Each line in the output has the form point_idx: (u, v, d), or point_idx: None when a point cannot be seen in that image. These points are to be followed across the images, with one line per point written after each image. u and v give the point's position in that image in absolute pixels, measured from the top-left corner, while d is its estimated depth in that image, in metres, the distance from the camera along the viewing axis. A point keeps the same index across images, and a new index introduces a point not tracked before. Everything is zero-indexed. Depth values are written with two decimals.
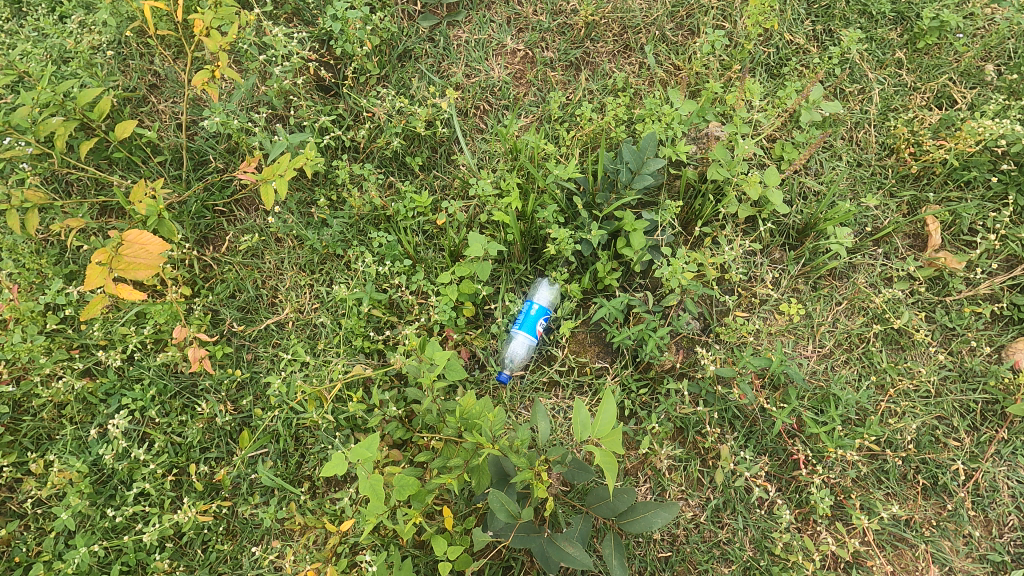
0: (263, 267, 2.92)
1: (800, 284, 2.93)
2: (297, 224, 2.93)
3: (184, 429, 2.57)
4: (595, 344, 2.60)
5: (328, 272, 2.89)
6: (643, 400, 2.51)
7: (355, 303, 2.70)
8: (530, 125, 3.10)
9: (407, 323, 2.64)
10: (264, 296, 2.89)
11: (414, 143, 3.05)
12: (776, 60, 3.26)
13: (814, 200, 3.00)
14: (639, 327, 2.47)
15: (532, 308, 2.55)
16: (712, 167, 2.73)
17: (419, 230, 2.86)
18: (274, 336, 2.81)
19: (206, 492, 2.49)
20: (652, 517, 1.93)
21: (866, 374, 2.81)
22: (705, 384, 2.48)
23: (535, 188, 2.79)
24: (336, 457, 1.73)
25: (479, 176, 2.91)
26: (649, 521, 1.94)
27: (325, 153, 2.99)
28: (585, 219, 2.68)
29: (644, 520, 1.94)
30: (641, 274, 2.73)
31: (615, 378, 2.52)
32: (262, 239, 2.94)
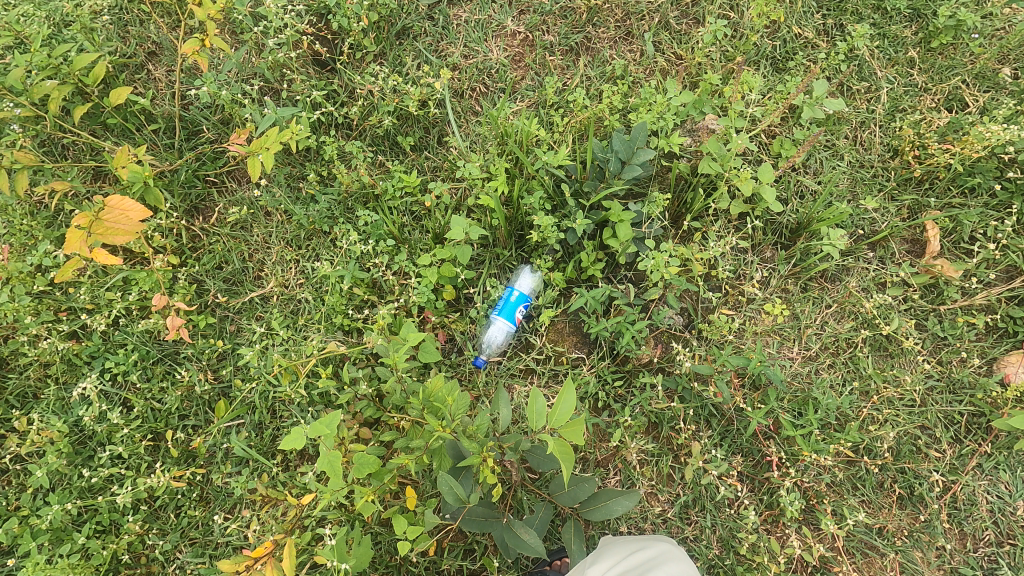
0: (250, 239, 2.93)
1: (790, 285, 2.88)
2: (286, 198, 2.93)
3: (163, 396, 2.60)
4: (573, 334, 2.58)
5: (314, 248, 2.89)
6: (618, 392, 2.49)
7: (338, 281, 2.70)
8: (525, 110, 3.06)
9: (387, 303, 2.64)
10: (250, 269, 2.90)
11: (407, 122, 3.02)
12: (783, 54, 3.17)
13: (810, 199, 2.93)
14: (618, 319, 2.45)
15: (512, 295, 2.54)
16: (705, 161, 2.68)
17: (406, 211, 2.86)
18: (258, 309, 2.83)
19: (182, 459, 2.53)
20: (612, 506, 1.95)
21: (851, 379, 2.76)
22: (682, 380, 2.46)
23: (524, 173, 2.76)
24: (295, 433, 1.71)
25: (469, 158, 2.88)
26: (609, 509, 1.96)
27: (317, 128, 2.98)
28: (572, 207, 2.65)
29: (605, 508, 1.96)
30: (626, 266, 2.70)
31: (591, 370, 2.50)
32: (250, 212, 2.95)
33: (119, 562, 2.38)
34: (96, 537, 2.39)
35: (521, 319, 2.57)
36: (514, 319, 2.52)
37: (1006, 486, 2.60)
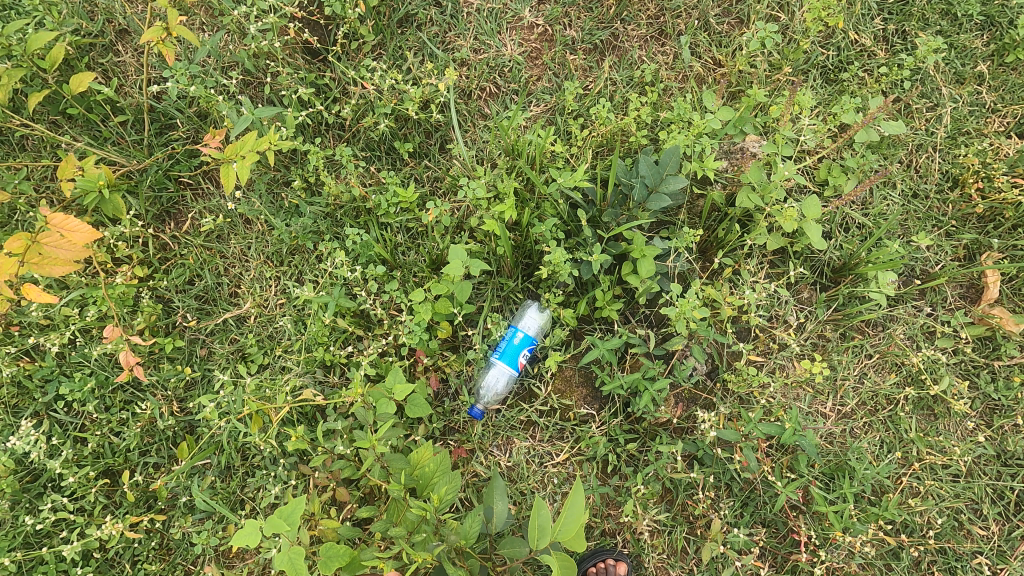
0: (226, 253, 2.63)
1: (828, 331, 2.56)
2: (268, 209, 2.61)
3: (122, 430, 2.33)
4: (583, 385, 2.27)
5: (297, 266, 2.58)
6: (630, 454, 2.21)
7: (321, 308, 2.40)
8: (539, 116, 2.70)
9: (375, 337, 2.34)
10: (224, 286, 2.60)
11: (406, 125, 2.67)
12: (837, 63, 2.78)
13: (857, 235, 2.59)
14: (636, 375, 2.14)
15: (515, 337, 2.24)
16: (743, 191, 2.34)
17: (401, 229, 2.54)
18: (232, 332, 2.54)
19: (141, 501, 2.28)
20: None
21: (890, 442, 2.47)
22: (704, 444, 2.18)
23: (535, 194, 2.43)
24: (249, 526, 1.46)
25: (474, 173, 2.54)
26: None
27: (304, 129, 2.64)
28: (588, 237, 2.32)
29: None
30: (646, 306, 2.39)
31: (601, 427, 2.21)
32: (227, 221, 2.63)
33: None
34: None
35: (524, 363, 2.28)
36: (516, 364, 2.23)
37: None
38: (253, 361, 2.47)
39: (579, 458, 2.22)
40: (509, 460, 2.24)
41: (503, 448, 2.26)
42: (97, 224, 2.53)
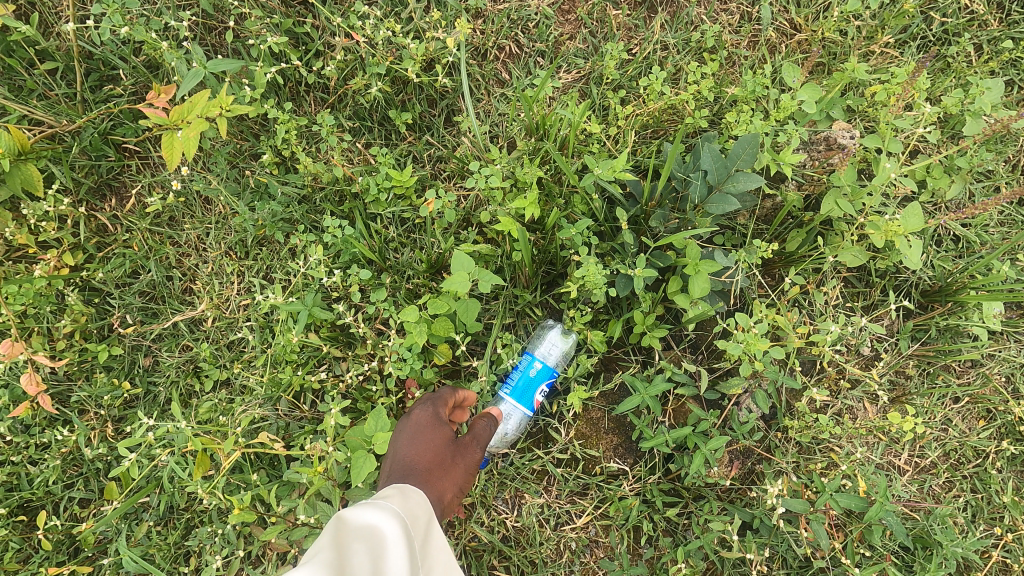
0: (178, 241, 2.14)
1: (909, 368, 2.10)
2: (230, 188, 2.11)
3: (42, 458, 1.89)
4: (613, 432, 1.81)
5: (265, 261, 2.10)
6: (668, 520, 1.78)
7: (290, 317, 1.93)
8: (570, 86, 2.17)
9: (356, 358, 1.88)
10: (176, 281, 2.12)
11: (404, 90, 2.15)
12: (942, 34, 2.23)
13: (954, 251, 2.10)
14: (684, 428, 1.68)
15: (531, 369, 1.78)
16: (829, 194, 1.86)
17: (394, 222, 2.05)
18: (184, 338, 2.08)
19: (64, 545, 1.86)
20: None
21: (976, 507, 2.04)
22: (762, 514, 1.74)
23: (564, 186, 1.93)
24: None
25: (487, 155, 2.04)
26: None
27: (277, 89, 2.11)
28: (629, 245, 1.84)
29: None
30: (695, 333, 1.92)
31: (634, 486, 1.77)
32: (180, 201, 2.13)
33: None
34: None
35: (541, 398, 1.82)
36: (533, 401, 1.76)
37: None
38: (208, 376, 2.01)
39: (605, 522, 1.78)
40: (518, 519, 1.81)
41: (511, 503, 1.83)
42: (15, 199, 2.03)
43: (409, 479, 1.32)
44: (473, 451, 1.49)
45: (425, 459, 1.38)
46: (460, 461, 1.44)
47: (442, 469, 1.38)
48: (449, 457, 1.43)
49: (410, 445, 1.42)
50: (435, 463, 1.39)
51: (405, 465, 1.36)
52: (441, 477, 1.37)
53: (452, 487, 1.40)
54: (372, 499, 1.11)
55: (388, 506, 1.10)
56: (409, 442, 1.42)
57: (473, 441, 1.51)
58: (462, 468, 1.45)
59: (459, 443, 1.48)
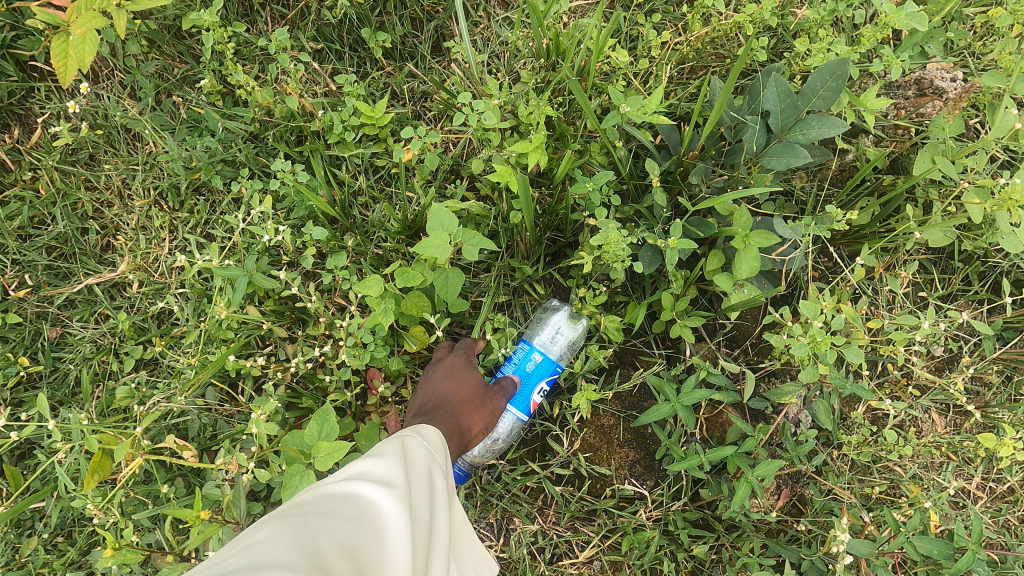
0: (97, 184, 1.73)
1: (992, 375, 1.70)
2: (161, 120, 1.69)
3: None
4: (629, 444, 1.44)
5: (202, 213, 1.68)
6: (693, 559, 1.40)
7: (227, 284, 1.52)
8: (590, 8, 1.72)
9: (308, 339, 1.49)
10: (92, 235, 1.71)
11: (382, 5, 1.70)
12: None
13: None
14: (725, 448, 1.29)
15: (526, 365, 1.40)
16: (924, 149, 1.44)
17: (362, 170, 1.63)
18: (100, 306, 1.68)
19: None
20: None
21: None
22: (814, 557, 1.37)
23: (580, 130, 1.51)
24: None
25: (484, 89, 1.61)
26: None
27: None
28: (660, 208, 1.43)
29: None
30: (736, 323, 1.52)
31: (653, 514, 1.40)
32: (99, 134, 1.71)
33: None
34: None
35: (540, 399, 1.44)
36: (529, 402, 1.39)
37: None
38: (128, 354, 1.62)
39: (613, 557, 1.42)
40: (504, 549, 1.44)
41: (497, 527, 1.46)
42: None
43: (437, 413, 1.23)
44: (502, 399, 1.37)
45: (454, 397, 1.29)
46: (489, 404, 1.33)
47: (470, 408, 1.29)
48: (481, 400, 1.32)
49: (440, 387, 1.33)
50: (465, 406, 1.29)
51: (435, 405, 1.26)
52: (468, 415, 1.27)
53: (478, 430, 1.30)
54: (426, 443, 1.05)
55: (432, 445, 1.06)
56: (439, 384, 1.33)
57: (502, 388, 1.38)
58: (492, 412, 1.33)
59: (490, 388, 1.37)
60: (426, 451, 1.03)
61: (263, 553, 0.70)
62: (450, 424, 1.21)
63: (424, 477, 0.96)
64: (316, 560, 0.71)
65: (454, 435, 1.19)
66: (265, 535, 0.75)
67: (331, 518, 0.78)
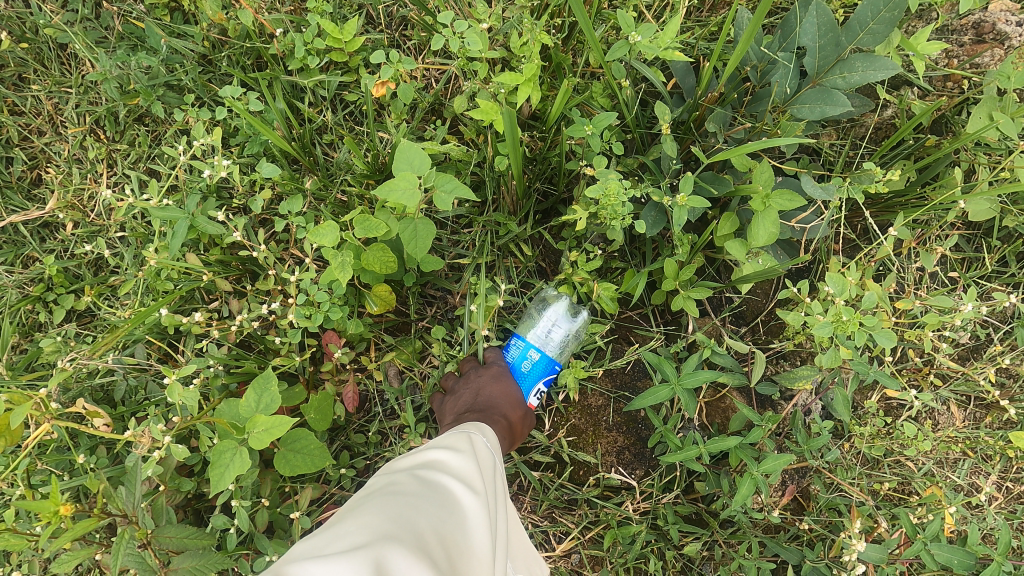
0: (23, 107, 1.50)
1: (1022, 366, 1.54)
2: (96, 35, 1.45)
3: None
4: (617, 427, 1.28)
5: (143, 146, 1.46)
6: (682, 556, 1.26)
7: (165, 229, 1.32)
8: None
9: (257, 295, 1.30)
10: (18, 166, 1.49)
11: None
12: None
13: None
14: (729, 439, 1.12)
15: (522, 364, 1.19)
16: (979, 105, 1.22)
17: (328, 104, 1.41)
18: (27, 248, 1.47)
19: None
20: None
21: None
22: (816, 560, 1.22)
23: (579, 65, 1.30)
24: None
25: (470, 12, 1.38)
26: None
27: None
28: (670, 159, 1.23)
29: None
30: (747, 299, 1.35)
31: (640, 507, 1.25)
32: (26, 49, 1.48)
33: None
34: None
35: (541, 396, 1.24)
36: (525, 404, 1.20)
37: None
38: (56, 303, 1.43)
39: (594, 552, 1.27)
40: None
41: None
42: None
43: (493, 413, 1.09)
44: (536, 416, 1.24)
45: (507, 399, 1.15)
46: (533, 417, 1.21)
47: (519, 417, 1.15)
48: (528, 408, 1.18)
49: (490, 389, 1.15)
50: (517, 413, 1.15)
51: (486, 405, 1.11)
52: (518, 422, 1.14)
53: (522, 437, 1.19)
54: (488, 435, 0.98)
55: (495, 445, 0.97)
56: (486, 383, 1.17)
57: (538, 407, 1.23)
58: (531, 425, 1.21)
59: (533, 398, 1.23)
60: (491, 443, 0.96)
61: (368, 532, 0.65)
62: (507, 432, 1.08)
63: (495, 471, 0.89)
64: (419, 544, 0.65)
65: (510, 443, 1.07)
66: (362, 514, 0.70)
67: (423, 503, 0.72)
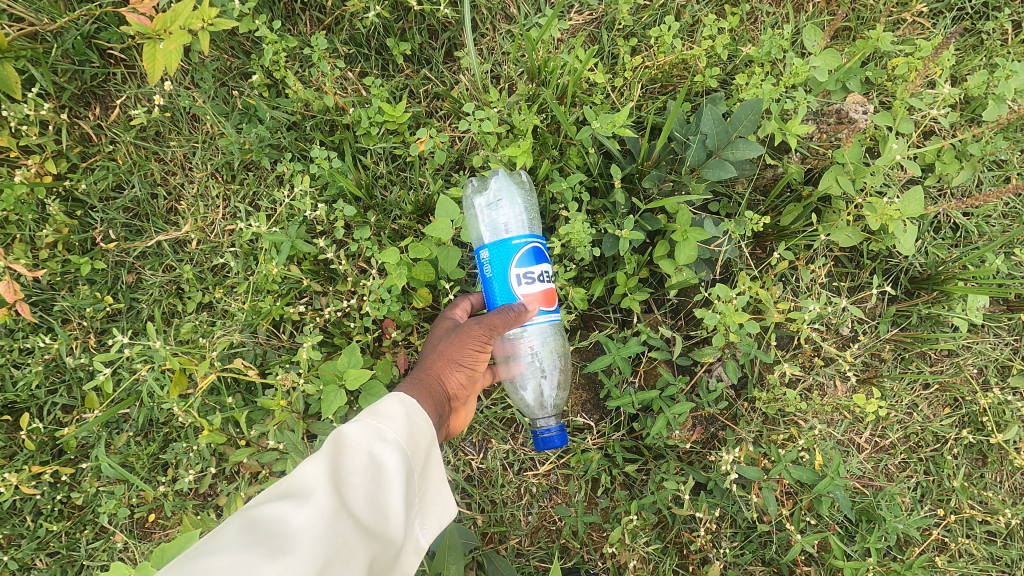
0: (163, 157, 2.09)
1: (885, 351, 2.12)
2: (218, 107, 2.03)
3: (25, 362, 1.93)
4: (583, 386, 1.86)
5: (251, 187, 2.04)
6: (626, 475, 1.86)
7: (272, 248, 1.90)
8: (580, 28, 2.04)
9: (336, 294, 1.89)
10: (161, 200, 2.09)
11: (405, 18, 2.03)
12: (979, 7, 2.11)
13: (949, 238, 2.08)
14: (651, 392, 1.75)
15: (490, 261, 1.55)
16: (831, 170, 1.80)
17: (384, 158, 2.00)
18: (167, 258, 2.06)
19: (48, 447, 1.92)
20: None
21: (927, 488, 2.11)
22: (718, 478, 1.81)
23: (560, 138, 1.88)
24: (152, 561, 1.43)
25: (485, 96, 1.96)
26: None
27: (269, 4, 1.98)
28: (620, 204, 1.81)
29: None
30: (677, 299, 1.92)
31: (597, 441, 1.84)
32: (167, 116, 2.06)
33: None
34: None
35: (543, 269, 1.56)
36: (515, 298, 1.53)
37: None
38: (189, 299, 2.01)
39: (565, 472, 1.86)
40: (482, 462, 1.87)
41: (480, 445, 1.88)
42: None
43: (421, 369, 1.48)
44: (510, 317, 1.47)
45: (439, 351, 1.51)
46: (476, 343, 1.49)
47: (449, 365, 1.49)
48: (460, 341, 1.50)
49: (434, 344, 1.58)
50: (447, 355, 1.50)
51: (426, 358, 1.53)
52: (445, 369, 1.47)
53: (474, 369, 1.51)
54: (373, 428, 1.16)
55: (375, 440, 1.13)
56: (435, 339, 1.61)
57: (508, 307, 1.48)
58: (477, 345, 1.48)
59: (480, 317, 1.52)
60: (369, 438, 1.14)
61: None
62: (422, 384, 1.43)
63: (363, 462, 1.09)
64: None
65: (430, 396, 1.40)
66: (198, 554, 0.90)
67: (255, 529, 0.93)
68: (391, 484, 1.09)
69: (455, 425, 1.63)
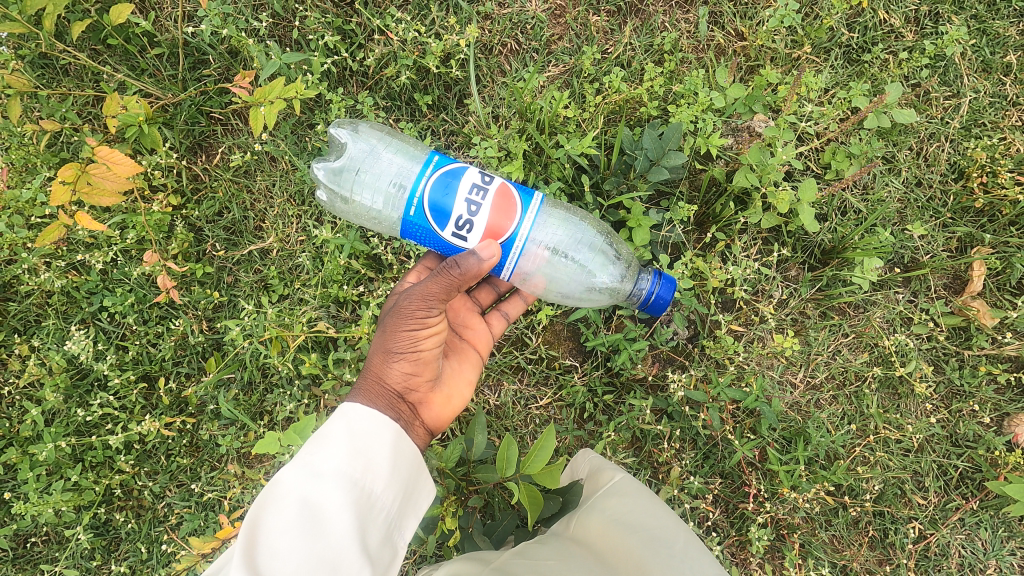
0: (250, 188, 2.78)
1: (809, 309, 2.71)
2: (293, 148, 2.74)
3: (159, 341, 2.62)
4: (570, 339, 2.51)
5: (318, 207, 2.72)
6: (606, 404, 2.49)
7: (336, 248, 2.59)
8: (557, 78, 2.75)
9: (385, 280, 2.58)
10: (250, 220, 2.77)
11: (427, 77, 2.75)
12: (861, 43, 2.77)
13: (851, 219, 2.70)
14: (618, 335, 2.41)
15: (420, 235, 1.90)
16: (742, 170, 2.46)
17: None
18: (256, 263, 2.73)
19: (174, 405, 2.58)
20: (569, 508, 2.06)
21: (852, 416, 2.65)
22: (673, 401, 2.42)
23: (543, 158, 2.58)
24: (269, 438, 2.04)
25: (488, 131, 2.66)
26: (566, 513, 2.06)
27: (329, 74, 2.73)
28: (589, 202, 2.48)
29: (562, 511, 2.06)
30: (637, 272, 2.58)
31: (582, 378, 2.49)
32: (254, 158, 2.76)
33: (112, 495, 2.51)
34: (90, 470, 2.50)
35: (459, 193, 1.85)
36: (468, 237, 1.87)
37: (983, 543, 2.57)
38: (275, 292, 2.66)
39: (560, 404, 2.50)
40: (498, 399, 2.50)
41: (496, 387, 2.52)
42: (135, 152, 2.70)
43: (366, 369, 1.85)
44: (455, 273, 1.80)
45: (383, 344, 1.86)
46: (410, 321, 1.83)
47: (389, 356, 1.83)
48: (393, 333, 1.84)
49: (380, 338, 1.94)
50: (384, 350, 1.84)
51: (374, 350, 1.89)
52: (386, 363, 1.82)
53: (421, 349, 1.86)
54: (304, 470, 1.45)
55: (305, 483, 1.43)
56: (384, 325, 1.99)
57: (450, 266, 1.81)
58: (410, 328, 1.83)
59: (412, 297, 1.85)
60: (299, 483, 1.43)
61: None
62: (368, 386, 1.77)
63: (296, 506, 1.39)
64: None
65: (376, 396, 1.73)
66: None
67: None
68: (329, 513, 1.38)
69: (439, 407, 1.96)
